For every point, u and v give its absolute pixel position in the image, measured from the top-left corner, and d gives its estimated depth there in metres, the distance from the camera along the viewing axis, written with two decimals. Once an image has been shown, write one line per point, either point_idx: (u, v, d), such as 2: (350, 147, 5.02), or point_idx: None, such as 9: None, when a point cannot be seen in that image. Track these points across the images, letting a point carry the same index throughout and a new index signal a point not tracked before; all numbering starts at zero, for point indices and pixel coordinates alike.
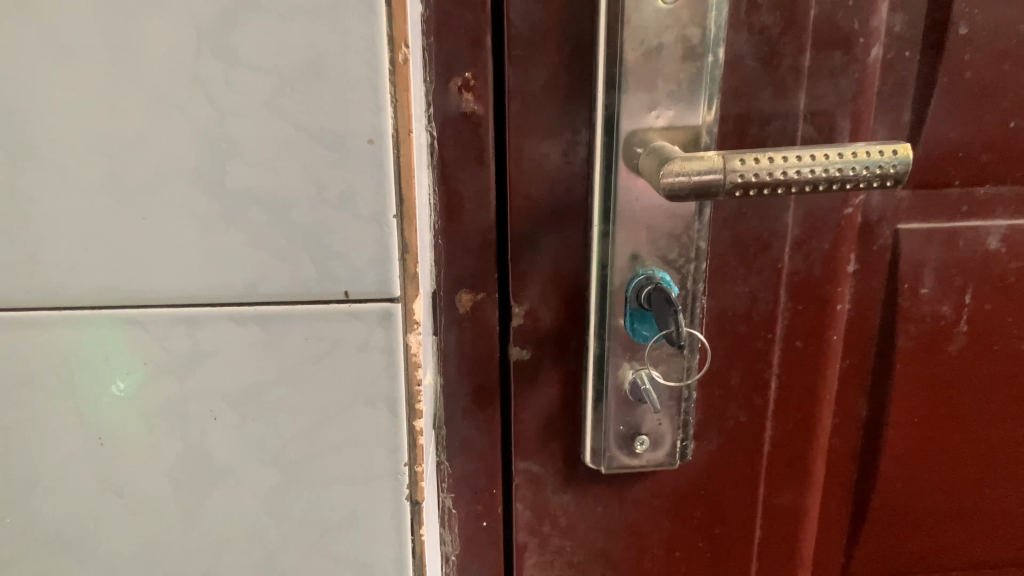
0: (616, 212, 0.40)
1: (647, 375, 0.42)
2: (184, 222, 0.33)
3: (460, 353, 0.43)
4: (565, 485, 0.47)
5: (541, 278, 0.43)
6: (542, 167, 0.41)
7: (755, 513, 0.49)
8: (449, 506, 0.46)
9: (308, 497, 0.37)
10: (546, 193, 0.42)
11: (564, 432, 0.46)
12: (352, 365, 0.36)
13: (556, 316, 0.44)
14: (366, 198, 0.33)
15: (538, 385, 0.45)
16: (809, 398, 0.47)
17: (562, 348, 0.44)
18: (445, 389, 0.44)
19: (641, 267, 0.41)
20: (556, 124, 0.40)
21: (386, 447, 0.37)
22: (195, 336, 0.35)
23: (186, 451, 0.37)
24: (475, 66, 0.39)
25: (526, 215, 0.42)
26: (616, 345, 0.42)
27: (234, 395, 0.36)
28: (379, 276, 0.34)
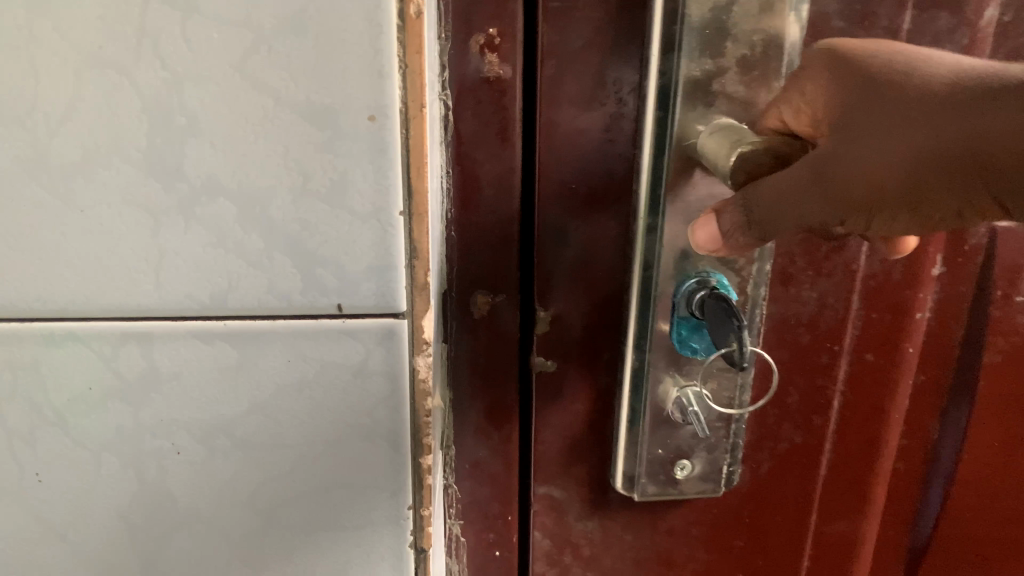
0: (667, 203, 0.33)
1: (696, 394, 0.35)
2: (133, 216, 0.26)
3: (473, 363, 0.37)
4: (590, 512, 0.41)
5: (571, 278, 0.36)
6: (578, 146, 0.34)
7: (804, 544, 0.43)
8: (456, 533, 0.40)
9: (291, 542, 0.31)
10: (582, 178, 0.34)
11: (592, 453, 0.39)
12: (346, 393, 0.29)
13: (587, 323, 0.37)
14: (365, 190, 0.26)
15: (563, 401, 0.38)
16: (875, 418, 0.40)
17: (592, 359, 0.37)
18: (453, 405, 0.37)
19: (692, 267, 0.33)
20: (597, 93, 0.33)
21: (386, 490, 0.30)
22: (150, 356, 0.28)
23: (142, 491, 0.30)
24: (499, 23, 0.32)
25: (557, 204, 0.34)
26: (660, 360, 0.35)
27: (200, 426, 0.29)
28: (379, 286, 0.27)
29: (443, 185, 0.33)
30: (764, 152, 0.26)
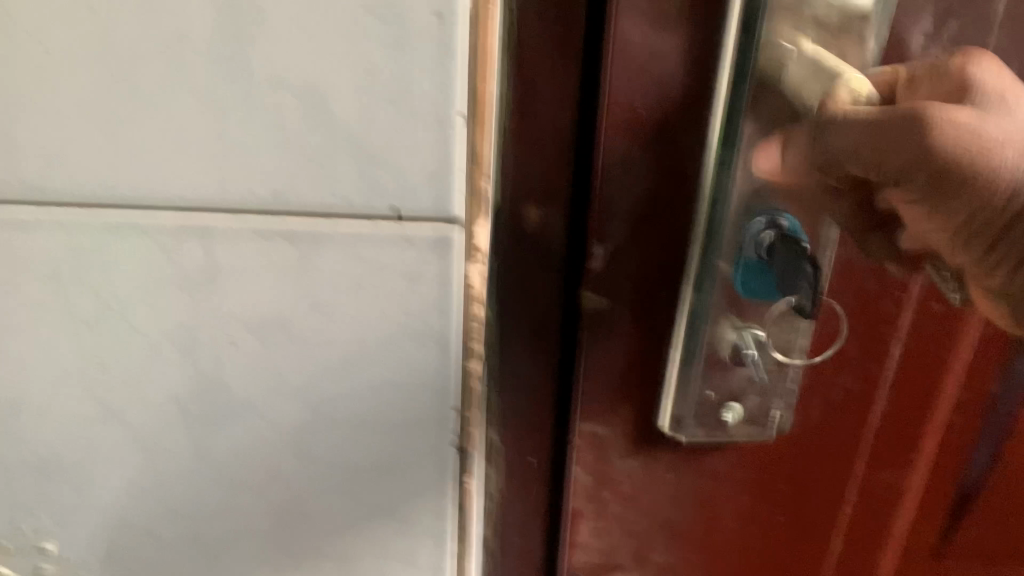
0: (745, 134, 0.29)
1: (755, 337, 0.32)
2: (198, 106, 0.26)
3: (522, 279, 0.33)
4: (635, 449, 0.37)
5: (633, 210, 0.32)
6: (653, 66, 0.30)
7: (850, 497, 0.40)
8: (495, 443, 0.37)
9: (337, 439, 0.32)
10: (654, 100, 0.30)
11: (637, 399, 0.36)
12: (398, 296, 0.29)
13: (645, 261, 0.33)
14: (427, 91, 0.26)
15: (610, 344, 0.34)
16: (932, 369, 0.39)
17: (648, 300, 0.33)
18: (495, 332, 0.34)
19: (765, 201, 0.31)
20: (675, 4, 0.29)
21: (432, 394, 0.31)
22: (210, 248, 0.28)
23: (198, 381, 0.31)
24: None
25: (626, 132, 0.30)
26: (720, 300, 0.32)
27: (256, 321, 0.30)
28: (435, 191, 0.27)
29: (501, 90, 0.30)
30: (863, 102, 0.27)
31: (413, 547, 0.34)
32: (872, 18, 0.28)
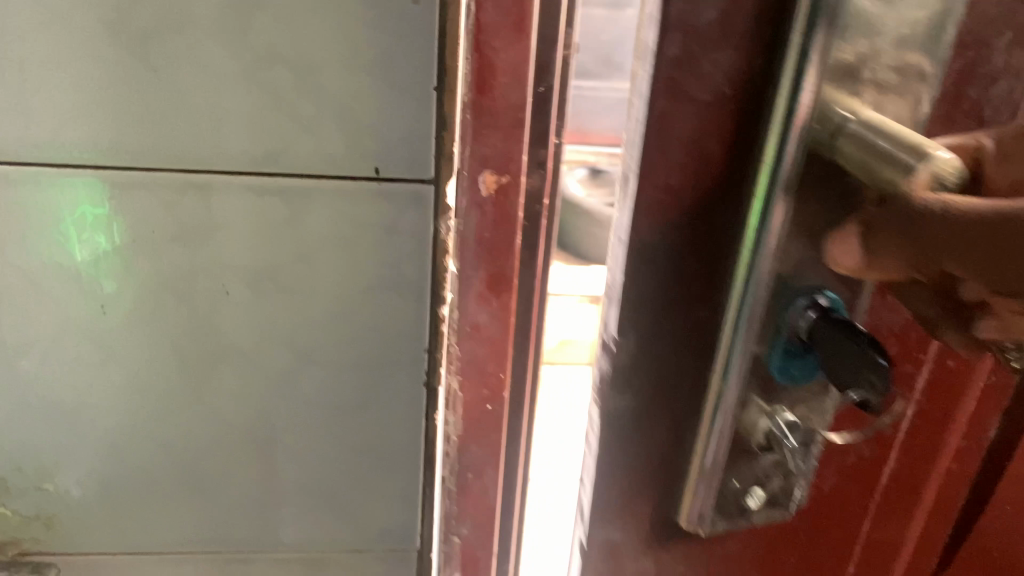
0: (779, 214, 0.30)
1: (786, 421, 0.34)
2: (199, 79, 0.30)
3: (478, 239, 0.33)
4: (646, 551, 0.40)
5: (660, 292, 0.33)
6: (687, 147, 0.30)
7: (850, 547, 0.44)
8: (454, 389, 0.37)
9: (321, 377, 0.37)
10: (686, 180, 0.30)
11: (658, 470, 0.37)
12: (378, 248, 0.33)
13: (671, 342, 0.34)
14: (407, 68, 0.30)
15: (638, 436, 0.36)
16: (941, 426, 0.40)
17: (673, 380, 0.35)
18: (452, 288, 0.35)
19: (795, 290, 0.32)
20: (709, 84, 0.29)
21: (407, 333, 0.36)
22: (209, 207, 0.32)
23: (196, 327, 0.35)
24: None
25: (658, 215, 0.31)
26: (747, 392, 0.34)
27: (248, 271, 0.33)
28: (413, 155, 0.32)
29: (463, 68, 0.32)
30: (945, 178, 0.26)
31: (387, 468, 0.40)
32: (930, 78, 0.29)
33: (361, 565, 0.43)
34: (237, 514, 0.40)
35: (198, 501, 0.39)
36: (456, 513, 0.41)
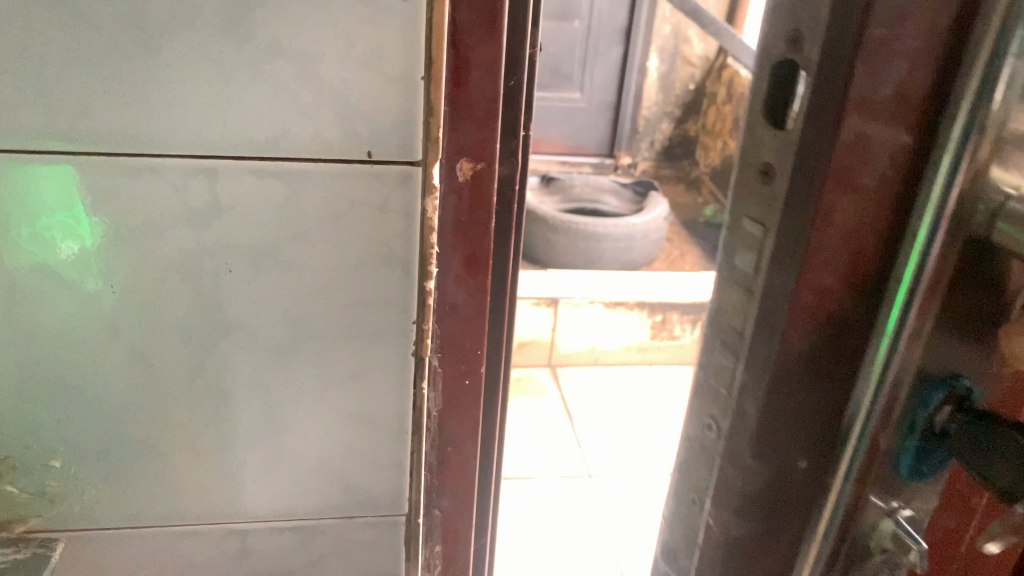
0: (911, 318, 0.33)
1: (905, 517, 0.37)
2: (205, 71, 0.32)
3: (455, 221, 0.39)
4: None
5: (796, 387, 0.36)
6: (837, 258, 0.33)
7: None
8: (434, 367, 0.42)
9: (316, 349, 0.40)
10: (831, 290, 0.33)
11: (774, 551, 0.40)
12: (370, 226, 0.37)
13: (802, 433, 0.37)
14: (396, 59, 0.33)
15: (768, 512, 0.39)
16: None
17: (801, 464, 0.38)
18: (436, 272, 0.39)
19: (929, 392, 0.35)
20: (863, 199, 0.31)
21: (395, 306, 0.39)
22: (214, 190, 0.35)
23: (200, 304, 0.37)
24: (771, 107, 0.33)
25: (809, 313, 0.34)
26: (871, 481, 0.36)
27: (250, 249, 0.36)
28: (402, 139, 0.35)
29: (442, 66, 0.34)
30: None
31: (377, 437, 0.43)
32: None
33: (351, 531, 0.46)
34: (235, 485, 0.43)
35: (198, 474, 0.42)
36: (437, 487, 0.46)
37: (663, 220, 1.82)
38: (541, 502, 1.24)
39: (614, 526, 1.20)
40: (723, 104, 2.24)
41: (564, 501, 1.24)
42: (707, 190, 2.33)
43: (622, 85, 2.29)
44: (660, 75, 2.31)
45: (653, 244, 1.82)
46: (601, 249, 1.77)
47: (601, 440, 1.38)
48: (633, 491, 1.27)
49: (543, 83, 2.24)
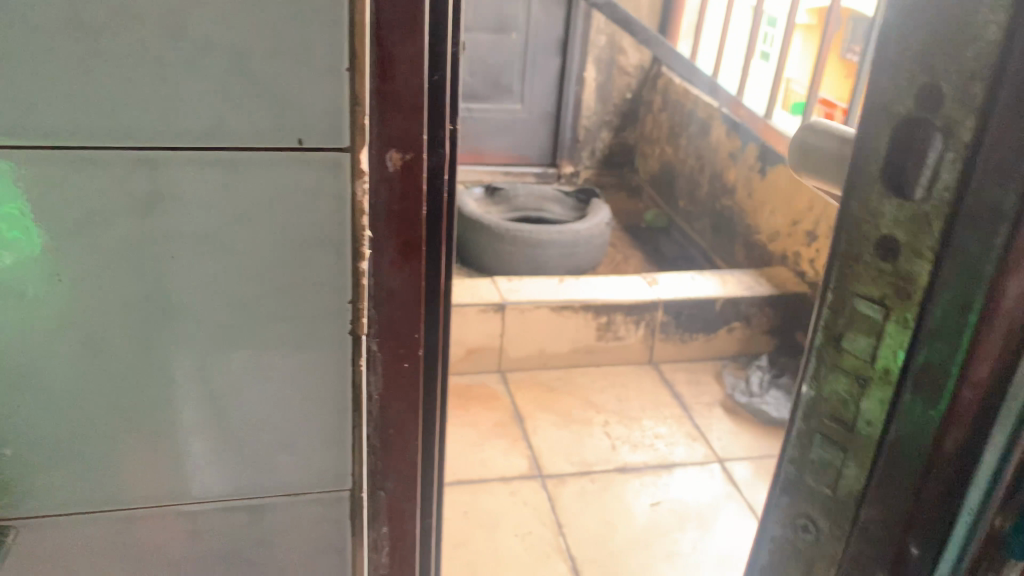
0: None
1: None
2: (144, 67, 0.35)
3: (389, 209, 0.42)
4: None
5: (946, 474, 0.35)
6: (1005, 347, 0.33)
7: None
8: (373, 350, 0.45)
9: (258, 332, 0.42)
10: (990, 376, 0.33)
11: None
12: (305, 211, 0.39)
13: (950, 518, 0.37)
14: (323, 51, 0.36)
15: None
16: None
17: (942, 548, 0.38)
18: (371, 256, 0.43)
19: None
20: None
21: (332, 287, 0.41)
22: (155, 179, 0.37)
23: (145, 290, 0.39)
24: (896, 180, 0.33)
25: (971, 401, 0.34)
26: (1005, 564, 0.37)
27: (191, 236, 0.39)
28: (332, 127, 0.38)
29: (367, 62, 0.38)
30: None
31: (319, 416, 0.45)
32: None
33: (296, 509, 0.48)
34: (184, 467, 0.45)
35: (148, 457, 0.44)
36: (381, 470, 0.49)
37: (606, 225, 1.89)
38: (495, 502, 1.25)
39: (566, 522, 1.22)
40: (660, 113, 2.31)
41: (517, 499, 1.26)
42: (648, 196, 2.40)
43: (560, 96, 2.37)
44: (598, 86, 2.37)
45: (598, 249, 1.88)
46: (547, 256, 1.81)
47: (552, 440, 1.40)
48: (584, 487, 1.30)
49: (482, 94, 2.32)
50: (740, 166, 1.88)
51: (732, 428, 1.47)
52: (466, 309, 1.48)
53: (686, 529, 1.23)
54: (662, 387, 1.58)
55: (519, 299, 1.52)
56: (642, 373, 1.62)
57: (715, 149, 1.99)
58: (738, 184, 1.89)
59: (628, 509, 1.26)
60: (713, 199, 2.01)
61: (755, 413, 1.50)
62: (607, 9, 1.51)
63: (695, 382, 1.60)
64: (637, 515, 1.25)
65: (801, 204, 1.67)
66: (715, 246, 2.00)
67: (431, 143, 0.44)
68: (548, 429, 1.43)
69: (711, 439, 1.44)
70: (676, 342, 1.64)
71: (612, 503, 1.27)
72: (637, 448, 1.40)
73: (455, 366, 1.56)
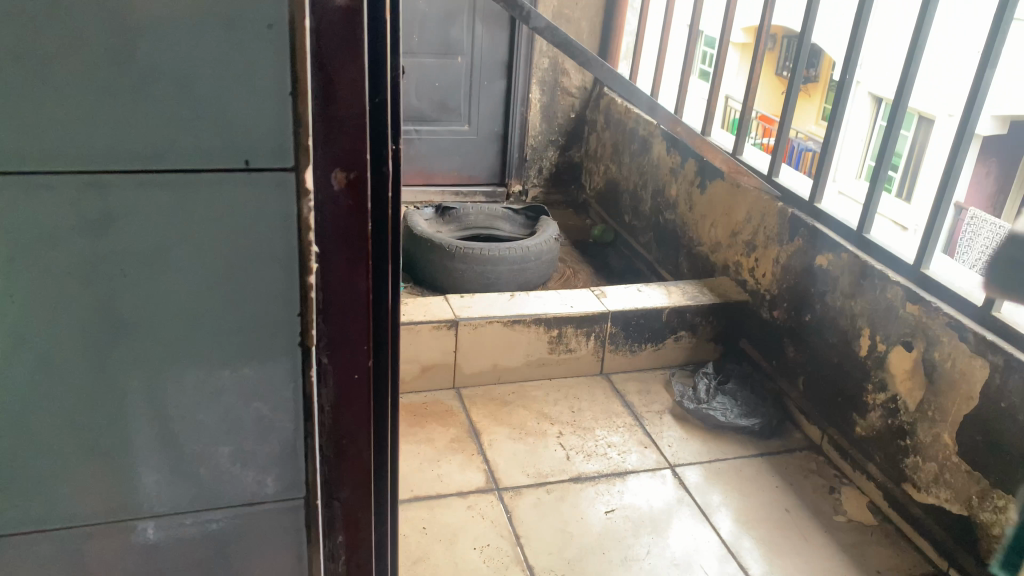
0: None
1: None
2: (93, 93, 0.36)
3: (336, 225, 0.44)
4: None
5: None
6: None
7: None
8: (323, 361, 0.47)
9: (209, 345, 0.43)
10: None
11: None
12: (252, 228, 0.41)
13: None
14: (265, 76, 0.38)
15: None
16: None
17: None
18: (319, 270, 0.45)
19: None
20: None
21: (280, 301, 0.43)
22: (106, 200, 0.39)
23: (97, 307, 0.41)
24: None
25: None
26: None
27: (142, 254, 0.40)
28: (276, 147, 0.40)
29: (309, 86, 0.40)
30: None
31: (271, 425, 0.47)
32: None
33: (255, 516, 0.49)
34: (139, 481, 0.46)
35: (102, 473, 0.45)
36: (335, 480, 0.51)
37: (554, 241, 1.93)
38: (452, 516, 1.27)
39: (524, 533, 1.24)
40: (603, 131, 2.36)
41: (474, 513, 1.27)
42: (595, 212, 2.45)
43: (507, 117, 2.41)
44: (543, 106, 2.41)
45: (547, 264, 1.91)
46: (497, 272, 1.84)
47: (507, 454, 1.42)
48: (540, 498, 1.32)
49: (430, 116, 2.35)
50: (681, 181, 1.94)
51: (682, 435, 1.51)
52: (418, 327, 1.50)
53: (641, 535, 1.26)
54: (613, 397, 1.61)
55: (471, 316, 1.54)
56: (594, 384, 1.66)
57: (657, 165, 2.05)
58: (680, 198, 1.95)
59: (583, 518, 1.28)
60: (656, 214, 2.07)
61: (704, 419, 1.54)
62: (546, 31, 1.57)
63: (645, 391, 1.64)
64: (592, 523, 1.27)
65: (739, 216, 1.73)
66: (660, 259, 2.06)
67: (374, 162, 0.46)
68: (504, 443, 1.45)
69: (662, 446, 1.48)
70: (625, 353, 1.68)
71: (568, 512, 1.29)
72: (590, 458, 1.43)
73: (409, 384, 1.57)
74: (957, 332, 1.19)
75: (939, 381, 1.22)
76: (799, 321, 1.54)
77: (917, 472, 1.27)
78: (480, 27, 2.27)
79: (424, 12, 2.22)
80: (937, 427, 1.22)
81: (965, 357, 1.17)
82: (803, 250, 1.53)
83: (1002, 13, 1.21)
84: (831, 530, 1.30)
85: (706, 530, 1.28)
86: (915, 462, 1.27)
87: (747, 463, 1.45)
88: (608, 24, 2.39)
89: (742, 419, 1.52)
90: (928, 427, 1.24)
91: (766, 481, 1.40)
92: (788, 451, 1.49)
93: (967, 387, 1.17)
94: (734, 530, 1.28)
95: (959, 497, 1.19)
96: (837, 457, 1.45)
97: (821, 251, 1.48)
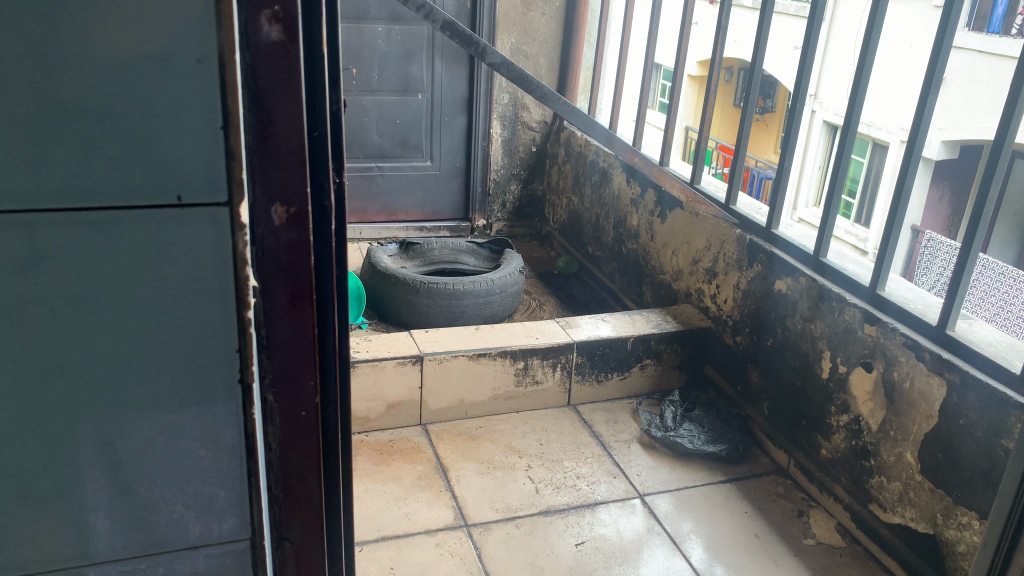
0: None
1: None
2: (16, 131, 0.35)
3: (276, 260, 0.43)
4: None
5: None
6: None
7: None
8: (268, 398, 0.46)
9: (143, 389, 0.41)
10: None
11: None
12: (184, 264, 0.40)
13: None
14: (196, 109, 0.37)
15: None
16: None
17: None
18: (260, 305, 0.43)
19: None
20: None
21: (218, 338, 0.42)
22: (33, 238, 0.37)
23: (24, 352, 0.39)
24: None
25: None
26: None
27: (71, 295, 0.38)
28: (208, 181, 0.39)
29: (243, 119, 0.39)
30: None
31: (213, 468, 0.45)
32: None
33: (198, 562, 0.47)
34: (72, 538, 0.43)
35: (36, 526, 0.42)
36: (284, 521, 0.50)
37: (518, 274, 1.94)
38: (420, 554, 1.24)
39: (493, 569, 1.22)
40: (564, 164, 2.39)
41: (443, 551, 1.25)
42: (558, 243, 2.47)
43: (469, 152, 2.43)
44: (504, 141, 2.44)
45: (513, 296, 1.92)
46: (462, 306, 1.84)
47: (475, 489, 1.41)
48: (509, 533, 1.31)
49: (392, 153, 2.36)
50: (641, 211, 1.96)
51: (650, 463, 1.52)
52: (382, 363, 1.49)
53: (611, 567, 1.24)
54: (581, 428, 1.61)
55: (436, 351, 1.53)
56: (562, 415, 1.65)
57: (617, 196, 2.08)
58: (641, 228, 1.97)
59: (553, 551, 1.27)
60: (618, 244, 2.09)
61: (671, 445, 1.54)
62: (503, 67, 1.58)
63: (612, 421, 1.64)
64: (562, 555, 1.26)
65: (698, 244, 1.75)
66: (624, 288, 2.07)
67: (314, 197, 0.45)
68: (472, 478, 1.44)
69: (631, 476, 1.47)
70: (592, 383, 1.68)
71: (539, 546, 1.28)
72: (560, 490, 1.42)
73: (375, 422, 1.55)
74: (914, 352, 1.20)
75: (900, 401, 1.23)
76: (760, 345, 1.55)
77: (882, 492, 1.28)
78: (438, 65, 2.29)
79: (383, 51, 2.23)
80: (899, 446, 1.23)
81: (923, 376, 1.19)
82: (761, 275, 1.55)
83: (943, 40, 1.24)
84: (802, 554, 1.29)
85: (678, 559, 1.27)
86: (881, 482, 1.28)
87: (716, 490, 1.44)
88: (565, 58, 2.43)
89: (709, 446, 1.52)
90: (891, 447, 1.25)
91: (735, 507, 1.40)
92: (755, 476, 1.49)
93: (926, 405, 1.18)
94: (705, 558, 1.27)
95: (924, 516, 1.20)
96: (804, 480, 1.45)
97: (778, 276, 1.50)
